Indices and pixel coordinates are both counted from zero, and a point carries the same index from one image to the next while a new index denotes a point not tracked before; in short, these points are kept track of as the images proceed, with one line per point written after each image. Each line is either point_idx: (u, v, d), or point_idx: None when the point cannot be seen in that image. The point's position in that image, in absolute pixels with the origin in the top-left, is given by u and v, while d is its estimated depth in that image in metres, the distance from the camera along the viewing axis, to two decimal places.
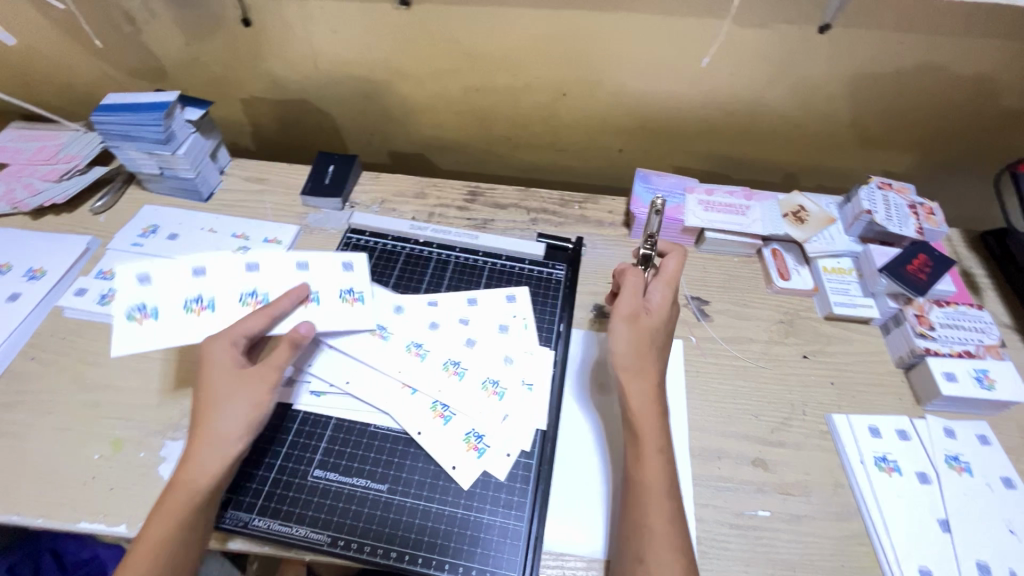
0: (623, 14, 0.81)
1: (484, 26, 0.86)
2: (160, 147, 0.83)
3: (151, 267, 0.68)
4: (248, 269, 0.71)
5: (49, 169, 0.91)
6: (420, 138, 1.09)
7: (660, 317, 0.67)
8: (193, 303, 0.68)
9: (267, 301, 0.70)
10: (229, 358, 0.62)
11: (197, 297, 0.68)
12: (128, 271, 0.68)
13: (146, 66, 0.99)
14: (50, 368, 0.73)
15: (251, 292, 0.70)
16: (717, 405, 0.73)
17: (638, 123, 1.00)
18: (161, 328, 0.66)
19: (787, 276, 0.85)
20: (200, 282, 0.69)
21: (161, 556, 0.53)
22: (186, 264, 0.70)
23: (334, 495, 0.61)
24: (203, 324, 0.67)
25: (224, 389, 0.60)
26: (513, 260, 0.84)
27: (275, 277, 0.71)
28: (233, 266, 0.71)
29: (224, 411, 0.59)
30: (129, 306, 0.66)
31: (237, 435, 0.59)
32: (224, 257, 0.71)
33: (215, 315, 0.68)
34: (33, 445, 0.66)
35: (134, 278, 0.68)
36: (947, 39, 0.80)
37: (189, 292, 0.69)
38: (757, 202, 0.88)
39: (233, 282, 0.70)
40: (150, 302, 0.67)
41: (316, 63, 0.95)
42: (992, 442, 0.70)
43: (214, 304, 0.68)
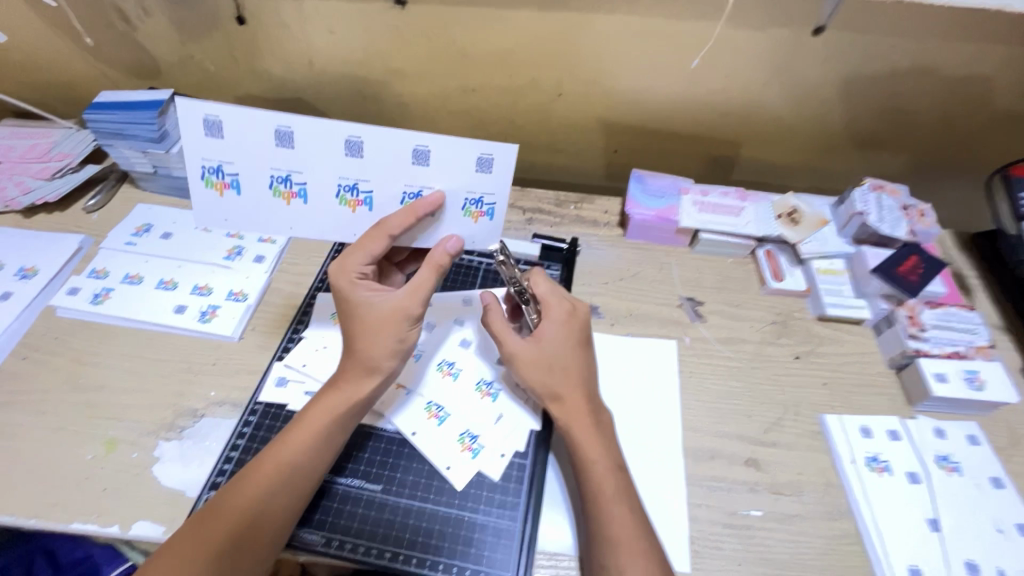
0: (618, 15, 0.82)
1: (480, 25, 0.86)
2: (154, 146, 0.83)
3: (220, 114, 0.60)
4: (350, 152, 0.62)
5: (41, 167, 0.90)
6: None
7: (559, 337, 0.63)
8: (280, 185, 0.65)
9: (369, 203, 0.66)
10: (361, 286, 0.62)
11: (283, 178, 0.65)
12: (203, 112, 0.60)
13: (140, 64, 0.98)
14: (43, 368, 0.72)
15: (348, 187, 0.65)
16: (711, 404, 0.74)
17: (634, 124, 1.00)
18: (248, 201, 0.66)
19: (781, 276, 0.86)
20: (286, 156, 0.63)
21: (264, 503, 0.54)
22: (273, 127, 0.61)
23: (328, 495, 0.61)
24: (297, 212, 0.67)
25: (368, 318, 0.60)
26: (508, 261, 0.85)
27: (377, 161, 0.63)
28: (334, 141, 0.62)
29: (370, 336, 0.60)
30: (207, 168, 0.64)
31: (384, 358, 0.60)
32: (316, 124, 0.61)
33: (306, 206, 0.66)
34: (26, 445, 0.66)
35: (201, 120, 0.61)
36: (940, 41, 0.81)
37: (271, 171, 0.64)
38: (752, 203, 0.89)
39: (328, 165, 0.63)
40: (230, 161, 0.64)
41: (312, 62, 0.95)
42: (981, 442, 0.71)
43: (305, 191, 0.65)
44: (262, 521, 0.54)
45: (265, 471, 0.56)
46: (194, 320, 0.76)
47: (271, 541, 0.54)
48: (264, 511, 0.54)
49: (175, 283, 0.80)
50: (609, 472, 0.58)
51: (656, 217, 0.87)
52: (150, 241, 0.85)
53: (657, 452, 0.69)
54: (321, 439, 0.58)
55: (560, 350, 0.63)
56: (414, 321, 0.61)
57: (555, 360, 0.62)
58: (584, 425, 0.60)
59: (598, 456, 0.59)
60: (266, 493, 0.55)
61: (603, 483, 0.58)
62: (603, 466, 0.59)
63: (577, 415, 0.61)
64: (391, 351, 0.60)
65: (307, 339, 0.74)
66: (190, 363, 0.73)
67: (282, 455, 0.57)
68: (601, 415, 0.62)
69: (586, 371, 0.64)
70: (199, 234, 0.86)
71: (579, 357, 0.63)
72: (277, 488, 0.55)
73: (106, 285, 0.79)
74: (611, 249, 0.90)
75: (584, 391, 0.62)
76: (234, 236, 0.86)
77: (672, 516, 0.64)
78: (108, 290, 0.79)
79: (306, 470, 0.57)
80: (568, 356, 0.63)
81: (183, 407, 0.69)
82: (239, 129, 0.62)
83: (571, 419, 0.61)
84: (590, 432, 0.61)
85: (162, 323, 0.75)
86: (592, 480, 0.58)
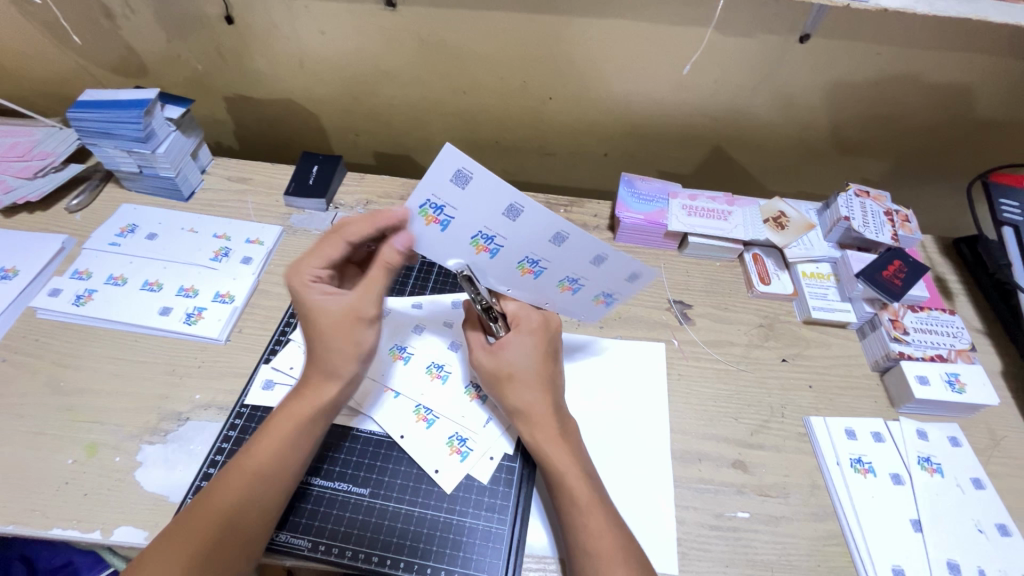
0: (608, 20, 0.82)
1: (470, 28, 0.86)
2: (140, 146, 0.82)
3: (478, 172, 0.51)
4: (553, 240, 0.57)
5: (23, 166, 0.89)
6: (406, 138, 1.08)
7: (527, 352, 0.63)
8: (480, 240, 0.57)
9: (538, 273, 0.62)
10: (313, 288, 0.60)
11: (487, 236, 0.57)
12: (455, 162, 0.50)
13: (125, 62, 0.97)
14: (23, 370, 0.71)
15: (530, 260, 0.60)
16: (699, 407, 0.74)
17: (624, 128, 1.01)
18: (443, 241, 0.57)
19: (767, 280, 0.87)
20: (503, 225, 0.56)
21: (230, 518, 0.53)
22: (515, 198, 0.53)
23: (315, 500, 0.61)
24: (478, 261, 0.60)
25: (322, 326, 0.59)
26: None
27: (568, 254, 0.60)
28: (546, 231, 0.56)
29: (324, 343, 0.59)
30: (426, 201, 0.54)
31: (340, 363, 0.59)
32: (552, 217, 0.55)
33: (491, 260, 0.60)
34: (4, 450, 0.64)
35: (453, 172, 0.51)
36: (922, 51, 0.82)
37: (481, 229, 0.56)
38: (739, 207, 0.90)
39: (531, 241, 0.58)
40: (454, 207, 0.54)
41: (301, 62, 0.94)
42: (963, 444, 0.72)
43: (500, 254, 0.59)
44: (233, 530, 0.53)
45: (236, 478, 0.55)
46: (179, 322, 0.75)
47: (243, 549, 0.53)
48: (237, 517, 0.53)
49: (160, 284, 0.78)
50: (584, 483, 0.58)
51: (645, 221, 0.87)
52: (134, 241, 0.83)
53: (646, 454, 0.69)
54: (286, 445, 0.58)
55: (525, 363, 0.63)
56: (369, 323, 0.60)
57: (524, 375, 0.62)
58: (550, 438, 0.60)
59: (572, 467, 0.59)
60: (238, 501, 0.54)
61: (578, 493, 0.58)
62: (575, 477, 0.58)
63: (546, 429, 0.61)
64: (348, 356, 0.59)
65: (295, 341, 0.73)
66: (174, 366, 0.72)
67: (249, 464, 0.56)
68: (569, 423, 0.63)
69: (551, 381, 0.63)
70: (184, 235, 0.85)
71: (543, 368, 0.63)
72: (248, 495, 0.55)
73: (89, 287, 0.78)
74: None
75: (549, 403, 0.62)
76: (220, 237, 0.85)
77: (660, 519, 0.65)
78: (91, 291, 0.77)
79: (277, 476, 0.56)
80: (533, 367, 0.63)
81: (167, 410, 0.68)
82: (486, 192, 0.52)
83: (538, 432, 0.61)
84: (563, 444, 0.60)
85: (146, 325, 0.74)
86: (565, 494, 0.58)
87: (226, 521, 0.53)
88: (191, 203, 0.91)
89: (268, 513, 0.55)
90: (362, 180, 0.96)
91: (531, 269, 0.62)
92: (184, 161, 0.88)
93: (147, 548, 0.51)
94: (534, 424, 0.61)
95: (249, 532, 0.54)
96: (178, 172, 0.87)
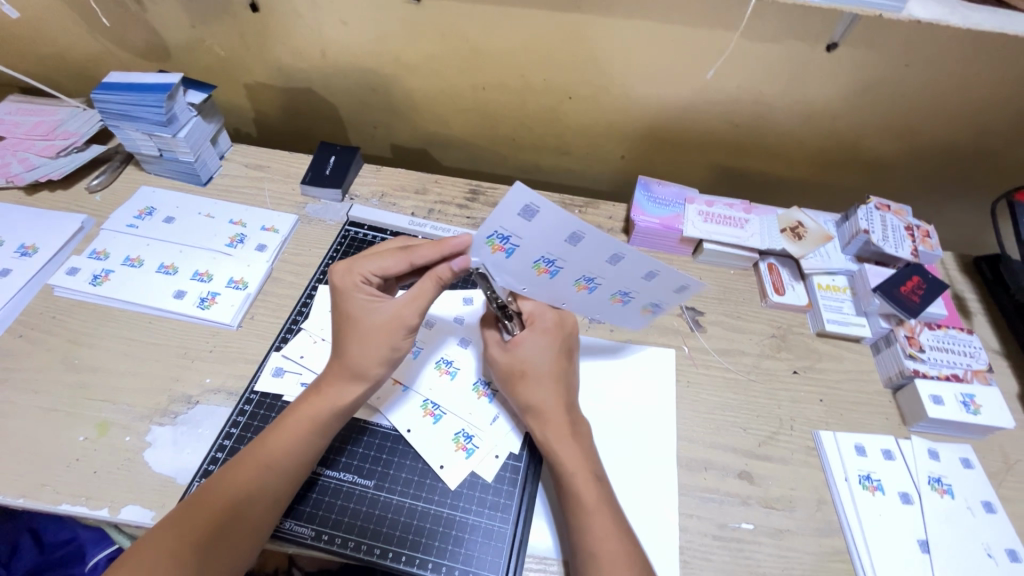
0: (633, 21, 0.81)
1: (493, 24, 0.85)
2: (161, 129, 0.82)
3: (546, 205, 0.50)
4: (612, 258, 0.57)
5: (46, 144, 0.90)
6: (423, 132, 1.08)
7: (541, 351, 0.63)
8: (541, 263, 0.58)
9: (594, 288, 0.62)
10: (362, 291, 0.61)
11: (547, 259, 0.57)
12: (522, 198, 0.50)
13: (151, 46, 0.98)
14: (39, 347, 0.72)
15: (584, 277, 0.61)
16: (707, 415, 0.74)
17: (643, 130, 1.00)
18: (506, 266, 0.58)
19: (782, 290, 0.86)
20: (565, 249, 0.56)
21: (239, 504, 0.54)
22: (577, 224, 0.53)
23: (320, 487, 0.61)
24: (537, 281, 0.61)
25: (363, 328, 0.60)
26: None
27: (622, 272, 0.60)
28: (604, 251, 0.56)
29: (361, 345, 0.60)
30: (492, 232, 0.54)
31: (372, 367, 0.60)
32: (611, 241, 0.55)
33: (551, 280, 0.60)
34: (18, 425, 0.65)
35: (519, 208, 0.51)
36: (952, 64, 0.81)
37: (544, 253, 0.56)
38: (757, 215, 0.89)
39: (590, 262, 0.58)
40: (522, 235, 0.54)
41: (323, 52, 0.95)
42: (975, 466, 0.71)
43: (558, 275, 0.60)
44: (241, 518, 0.53)
45: (250, 466, 0.56)
46: (192, 305, 0.75)
47: (249, 537, 0.54)
48: (250, 505, 0.54)
49: (175, 267, 0.79)
50: (590, 485, 0.58)
51: (661, 225, 0.87)
52: (152, 224, 0.84)
53: (653, 460, 0.69)
54: (306, 440, 0.58)
55: (535, 357, 0.63)
56: (409, 332, 0.61)
57: (533, 370, 0.63)
58: (560, 441, 0.60)
59: (577, 470, 0.59)
60: (249, 489, 0.55)
61: (585, 496, 0.57)
62: (585, 479, 0.58)
63: (552, 425, 0.61)
64: (380, 359, 0.60)
65: (305, 330, 0.74)
66: (186, 349, 0.73)
67: (265, 454, 0.56)
68: (578, 422, 0.62)
69: (560, 377, 0.63)
70: (201, 220, 0.86)
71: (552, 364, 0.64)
72: (263, 484, 0.55)
73: (106, 267, 0.79)
74: None
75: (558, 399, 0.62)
76: (236, 223, 0.86)
77: (663, 526, 0.64)
78: (108, 272, 0.78)
79: (292, 470, 0.57)
80: (542, 362, 0.63)
81: (177, 393, 0.69)
82: (553, 223, 0.52)
83: (549, 431, 0.61)
84: (570, 441, 0.60)
85: (161, 308, 0.75)
86: (572, 497, 0.58)
87: (236, 507, 0.53)
88: (209, 188, 0.91)
89: (278, 504, 0.56)
90: (378, 172, 0.96)
91: (587, 285, 0.62)
92: (204, 147, 0.89)
93: (156, 525, 0.52)
94: (540, 419, 0.62)
95: (255, 520, 0.54)
96: (198, 157, 0.88)
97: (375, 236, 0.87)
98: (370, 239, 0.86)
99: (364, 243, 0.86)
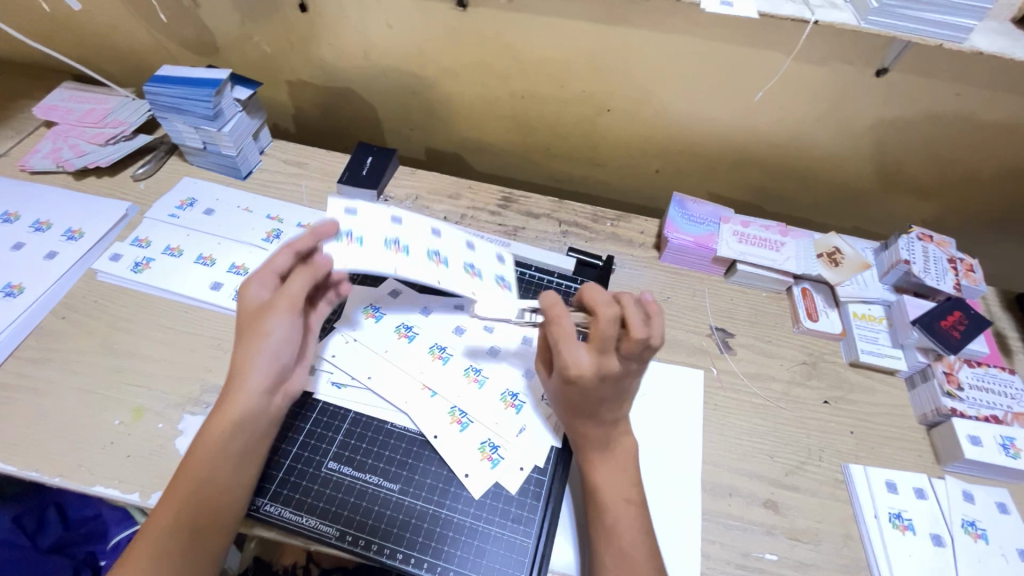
0: (678, 37, 0.81)
1: (536, 34, 0.86)
2: (207, 123, 0.84)
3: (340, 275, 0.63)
4: (433, 232, 0.70)
5: (96, 132, 0.93)
6: (458, 137, 1.09)
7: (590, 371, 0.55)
8: (393, 243, 0.65)
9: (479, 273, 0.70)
10: (256, 297, 0.61)
11: (395, 239, 0.66)
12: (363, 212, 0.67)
13: (200, 40, 1.00)
14: (80, 329, 0.74)
15: (467, 264, 0.70)
16: (734, 440, 0.73)
17: (679, 146, 0.99)
18: (365, 252, 0.63)
19: (815, 317, 0.84)
20: (399, 227, 0.67)
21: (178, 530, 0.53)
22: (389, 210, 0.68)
23: (347, 489, 0.62)
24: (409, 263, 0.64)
25: (243, 335, 0.60)
26: (542, 272, 0.84)
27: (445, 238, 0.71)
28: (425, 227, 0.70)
29: (255, 352, 0.59)
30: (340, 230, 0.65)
31: (260, 374, 0.59)
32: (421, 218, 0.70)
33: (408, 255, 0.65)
34: (58, 405, 0.67)
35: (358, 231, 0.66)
36: (1005, 95, 0.79)
37: (389, 235, 0.66)
38: (793, 239, 0.88)
39: (422, 239, 0.68)
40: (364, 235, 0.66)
41: (366, 54, 0.96)
42: (1011, 512, 0.69)
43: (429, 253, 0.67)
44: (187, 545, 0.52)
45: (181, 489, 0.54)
46: (227, 299, 0.77)
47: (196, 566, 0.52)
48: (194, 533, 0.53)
49: (213, 259, 0.81)
50: (626, 510, 0.58)
51: (694, 244, 0.86)
52: (193, 215, 0.86)
53: (676, 482, 0.68)
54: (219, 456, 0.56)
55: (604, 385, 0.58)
56: (275, 324, 0.60)
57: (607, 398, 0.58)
58: (596, 458, 0.61)
59: (614, 488, 0.59)
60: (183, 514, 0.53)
61: (619, 517, 0.57)
62: (619, 501, 0.58)
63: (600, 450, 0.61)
64: (248, 366, 0.58)
65: (339, 331, 0.72)
66: (220, 341, 0.74)
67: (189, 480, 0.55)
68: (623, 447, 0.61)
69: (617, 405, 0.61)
70: (240, 213, 0.87)
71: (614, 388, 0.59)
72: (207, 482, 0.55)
73: (148, 255, 0.81)
74: (645, 271, 0.89)
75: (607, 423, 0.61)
76: (273, 218, 0.87)
77: (685, 550, 0.63)
78: (149, 260, 0.80)
79: (231, 461, 0.56)
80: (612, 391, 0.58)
81: (209, 384, 0.70)
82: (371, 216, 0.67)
83: (587, 449, 0.61)
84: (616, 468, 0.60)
85: (198, 298, 0.77)
86: (607, 516, 0.58)
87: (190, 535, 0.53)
88: (248, 182, 0.93)
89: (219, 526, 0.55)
90: (413, 175, 0.97)
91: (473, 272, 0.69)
92: (247, 141, 0.91)
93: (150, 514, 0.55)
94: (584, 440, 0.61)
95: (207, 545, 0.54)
96: (240, 152, 0.90)
97: None
98: None
99: None
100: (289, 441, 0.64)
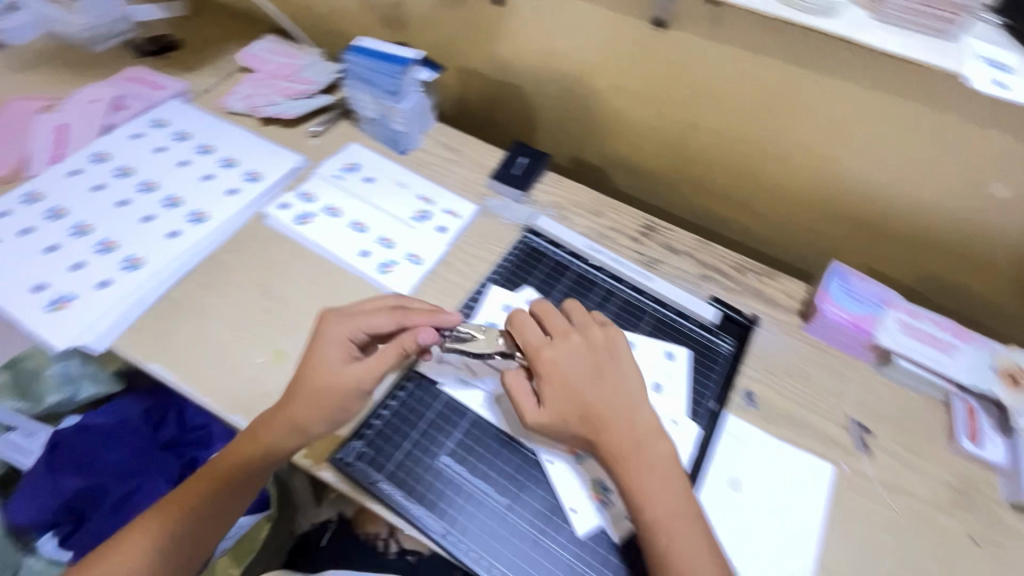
0: (895, 97, 0.74)
1: (729, 63, 0.81)
2: (389, 97, 0.89)
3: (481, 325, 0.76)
4: None
5: (286, 86, 1.00)
6: (608, 151, 1.06)
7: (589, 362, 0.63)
8: None
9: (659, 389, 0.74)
10: (331, 351, 0.63)
11: None
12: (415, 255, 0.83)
13: (391, 13, 1.05)
14: (244, 263, 0.80)
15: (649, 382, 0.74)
16: (858, 552, 0.66)
17: (851, 213, 0.90)
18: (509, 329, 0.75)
19: (978, 440, 0.74)
20: None
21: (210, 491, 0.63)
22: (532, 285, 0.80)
23: (454, 486, 0.63)
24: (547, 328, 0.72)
25: (309, 387, 0.61)
26: (681, 316, 0.82)
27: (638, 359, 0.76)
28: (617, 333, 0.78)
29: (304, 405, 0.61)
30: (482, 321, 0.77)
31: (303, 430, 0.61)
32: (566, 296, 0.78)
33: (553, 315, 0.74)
34: (214, 332, 0.73)
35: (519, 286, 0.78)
36: None
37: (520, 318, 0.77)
38: (970, 347, 0.78)
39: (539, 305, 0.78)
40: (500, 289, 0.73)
41: (543, 54, 0.96)
42: None
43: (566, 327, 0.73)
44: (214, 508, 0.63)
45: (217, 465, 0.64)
46: (370, 269, 0.81)
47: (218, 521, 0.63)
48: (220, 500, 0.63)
49: (367, 228, 0.85)
50: None
51: (851, 323, 0.79)
52: (355, 180, 0.91)
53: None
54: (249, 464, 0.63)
55: (621, 402, 0.61)
56: (357, 395, 0.62)
57: (611, 406, 0.60)
58: (683, 530, 0.56)
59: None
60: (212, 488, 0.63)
61: None
62: None
63: (659, 508, 0.57)
64: (311, 417, 0.61)
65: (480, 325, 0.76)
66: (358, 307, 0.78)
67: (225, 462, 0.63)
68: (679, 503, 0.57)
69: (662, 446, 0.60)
70: (395, 187, 0.91)
71: (636, 412, 0.61)
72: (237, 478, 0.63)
73: (310, 210, 0.86)
74: (786, 337, 0.83)
75: (659, 471, 0.58)
76: (424, 199, 0.90)
77: None
78: (309, 215, 0.86)
79: (280, 457, 0.62)
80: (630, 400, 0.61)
81: None
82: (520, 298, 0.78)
83: (673, 522, 0.56)
84: (682, 531, 0.56)
85: (346, 262, 0.81)
86: None
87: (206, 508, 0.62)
88: (405, 158, 0.96)
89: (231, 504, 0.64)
90: (561, 184, 0.96)
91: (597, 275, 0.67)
92: (421, 117, 0.95)
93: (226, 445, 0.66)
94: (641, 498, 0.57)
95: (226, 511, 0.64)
96: (408, 130, 0.93)
97: (551, 249, 0.86)
98: (546, 250, 0.86)
99: (541, 254, 0.86)
100: (411, 425, 0.66)
